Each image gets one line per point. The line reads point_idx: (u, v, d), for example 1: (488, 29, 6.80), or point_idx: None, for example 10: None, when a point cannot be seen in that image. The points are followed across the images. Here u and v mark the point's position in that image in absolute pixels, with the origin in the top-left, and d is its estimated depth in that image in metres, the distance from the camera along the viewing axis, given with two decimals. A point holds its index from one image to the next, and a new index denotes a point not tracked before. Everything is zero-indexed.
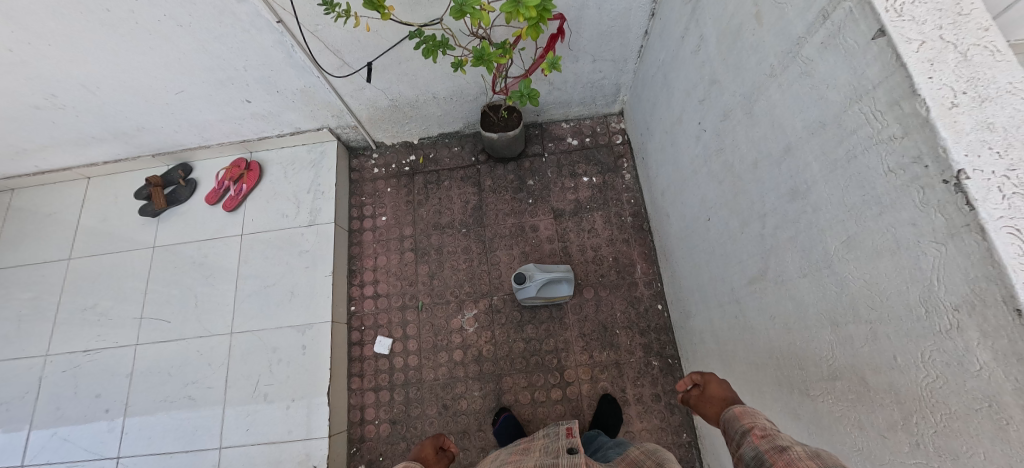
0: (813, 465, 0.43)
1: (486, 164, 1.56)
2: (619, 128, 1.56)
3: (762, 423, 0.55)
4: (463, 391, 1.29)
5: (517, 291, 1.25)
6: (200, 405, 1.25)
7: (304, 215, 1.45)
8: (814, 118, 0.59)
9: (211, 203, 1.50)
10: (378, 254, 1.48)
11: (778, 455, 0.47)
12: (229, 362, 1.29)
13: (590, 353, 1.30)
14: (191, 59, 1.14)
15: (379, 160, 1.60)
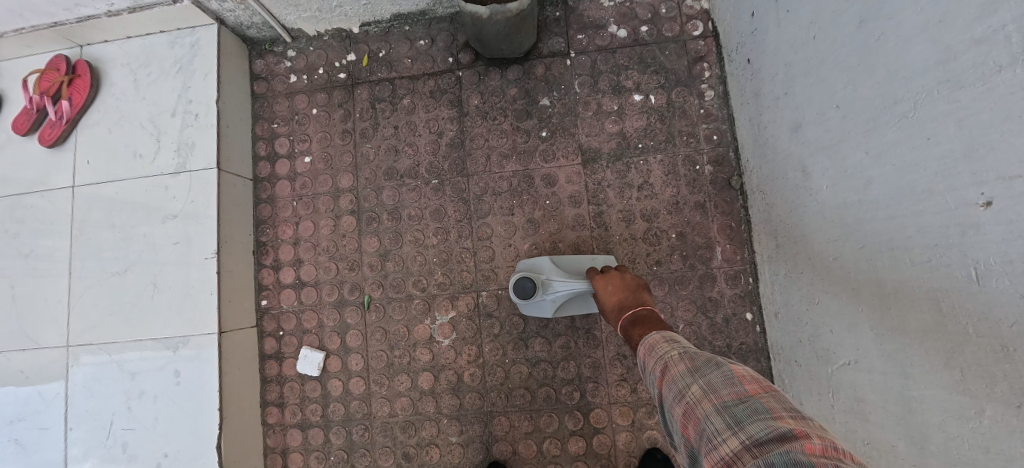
0: (704, 411, 0.35)
1: (471, 70, 0.94)
2: (698, 8, 0.91)
3: (650, 351, 0.48)
4: (434, 435, 0.85)
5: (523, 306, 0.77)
6: (31, 454, 0.83)
7: (169, 154, 0.88)
8: None
9: (22, 134, 0.92)
10: (300, 219, 0.93)
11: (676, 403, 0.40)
12: (67, 391, 0.83)
13: (633, 387, 0.82)
14: None
15: (298, 62, 0.98)
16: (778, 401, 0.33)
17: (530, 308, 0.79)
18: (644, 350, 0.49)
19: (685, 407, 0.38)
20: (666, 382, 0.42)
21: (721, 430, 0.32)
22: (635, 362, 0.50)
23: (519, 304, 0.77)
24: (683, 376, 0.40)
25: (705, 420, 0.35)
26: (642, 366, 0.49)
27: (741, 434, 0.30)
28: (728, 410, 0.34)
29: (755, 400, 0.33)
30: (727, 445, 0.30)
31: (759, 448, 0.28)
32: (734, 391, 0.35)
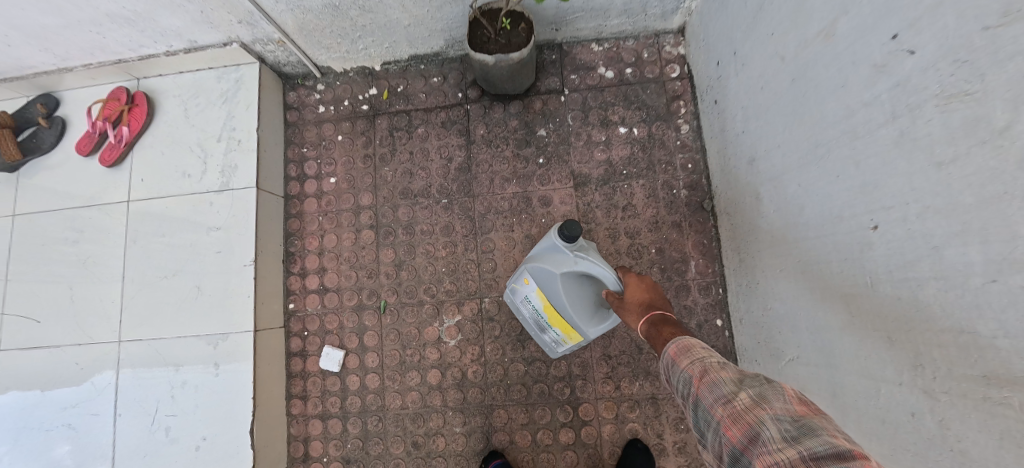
0: (756, 417, 0.36)
1: (477, 104, 1.07)
2: (675, 54, 1.05)
3: (691, 356, 0.49)
4: (440, 426, 0.95)
5: (553, 240, 0.77)
6: (83, 438, 0.93)
7: (213, 174, 1.00)
8: None
9: (84, 155, 1.05)
10: (325, 232, 1.05)
11: (721, 408, 0.40)
12: (117, 381, 0.94)
13: (617, 384, 0.93)
14: None
15: (326, 94, 1.12)
16: (833, 426, 0.34)
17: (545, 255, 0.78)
18: (682, 354, 0.50)
19: (732, 413, 0.39)
20: (709, 387, 0.43)
21: (776, 438, 0.33)
22: (668, 368, 0.51)
23: (550, 239, 0.78)
24: (733, 387, 0.42)
25: (758, 426, 0.35)
26: (674, 372, 0.51)
27: (798, 446, 0.31)
28: (783, 424, 0.34)
29: (811, 419, 0.34)
30: (784, 452, 0.31)
31: (813, 459, 0.29)
32: (789, 411, 0.36)
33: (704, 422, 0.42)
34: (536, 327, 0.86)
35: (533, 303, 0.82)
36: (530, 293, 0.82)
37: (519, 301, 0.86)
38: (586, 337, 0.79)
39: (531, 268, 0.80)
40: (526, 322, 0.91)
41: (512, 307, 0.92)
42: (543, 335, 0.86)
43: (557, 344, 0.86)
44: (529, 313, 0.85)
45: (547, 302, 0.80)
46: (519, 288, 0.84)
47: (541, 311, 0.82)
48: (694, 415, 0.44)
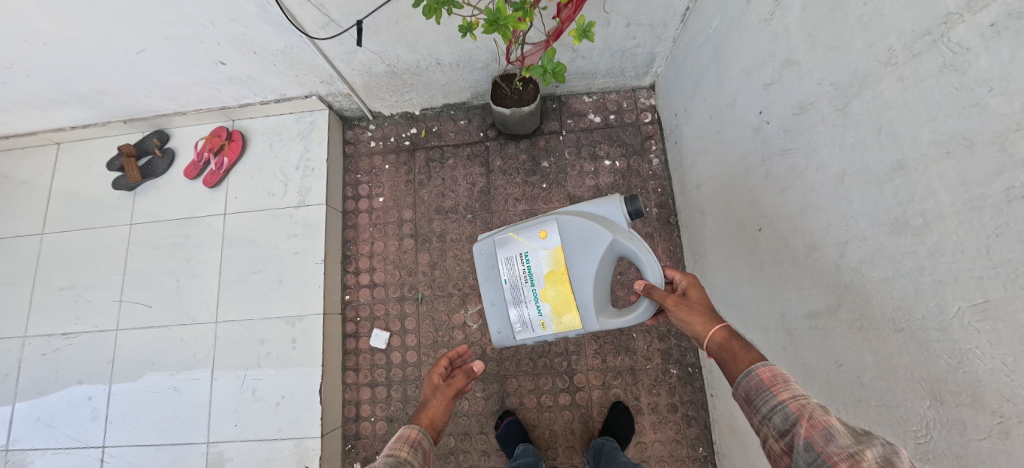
0: None
1: (495, 141, 1.38)
2: (648, 104, 1.37)
3: (795, 393, 0.48)
4: (465, 392, 1.21)
5: (613, 207, 0.74)
6: (185, 397, 1.19)
7: (292, 194, 1.31)
8: (954, 132, 0.42)
9: (189, 178, 1.35)
10: (374, 239, 1.34)
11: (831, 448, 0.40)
12: (214, 353, 1.21)
13: (604, 358, 1.20)
14: (145, 11, 0.93)
15: (376, 132, 1.43)
16: None
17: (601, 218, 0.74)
18: (780, 385, 0.50)
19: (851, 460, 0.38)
20: (824, 434, 0.42)
21: None
22: (762, 398, 0.51)
23: (607, 202, 0.74)
24: (851, 439, 0.41)
25: None
26: (769, 403, 0.50)
27: None
28: None
29: None
30: None
31: None
32: None
33: (809, 461, 0.42)
34: (511, 296, 0.77)
35: (540, 259, 0.74)
36: (542, 251, 0.75)
37: (512, 256, 0.77)
38: (572, 321, 0.74)
39: (564, 222, 0.74)
40: (494, 285, 0.80)
41: (491, 262, 0.80)
42: (512, 308, 0.77)
43: (521, 326, 0.76)
44: (514, 275, 0.76)
45: (557, 268, 0.74)
46: (528, 243, 0.75)
47: (542, 278, 0.74)
48: (796, 455, 0.44)
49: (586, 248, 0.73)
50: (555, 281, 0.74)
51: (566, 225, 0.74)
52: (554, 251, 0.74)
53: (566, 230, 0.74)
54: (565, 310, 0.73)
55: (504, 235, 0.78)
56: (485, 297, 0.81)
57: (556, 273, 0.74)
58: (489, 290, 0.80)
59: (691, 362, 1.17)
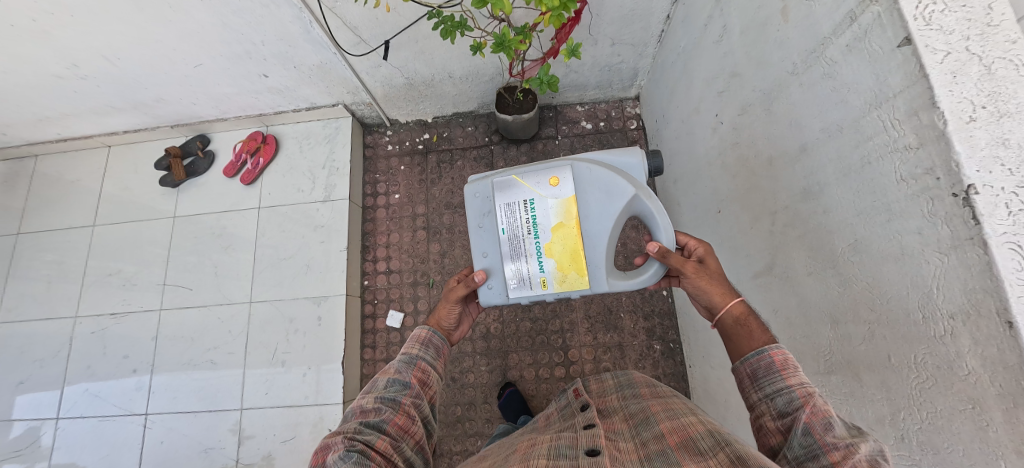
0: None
1: (499, 145, 1.56)
2: (634, 112, 1.55)
3: (799, 381, 0.54)
4: (470, 366, 1.36)
5: (632, 162, 0.79)
6: (222, 369, 1.35)
7: (320, 190, 1.48)
8: (833, 121, 0.59)
9: (228, 176, 1.53)
10: (390, 231, 1.50)
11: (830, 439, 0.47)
12: (248, 329, 1.37)
13: (594, 335, 1.35)
14: (210, 32, 1.11)
15: (393, 137, 1.60)
16: None
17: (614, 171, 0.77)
18: (790, 371, 0.55)
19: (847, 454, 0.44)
20: (824, 423, 0.49)
21: None
22: (767, 380, 0.57)
23: (624, 156, 0.79)
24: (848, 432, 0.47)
25: None
26: (773, 385, 0.56)
27: None
28: None
29: None
30: None
31: None
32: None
33: (807, 445, 0.48)
34: (510, 249, 0.79)
35: (548, 207, 0.77)
36: (549, 201, 0.77)
37: (515, 203, 0.79)
38: (574, 274, 0.76)
39: (575, 172, 0.77)
40: (491, 235, 0.81)
41: (492, 208, 0.81)
42: (510, 262, 0.78)
43: (516, 282, 0.78)
44: (516, 225, 0.78)
45: (561, 220, 0.77)
46: (535, 191, 0.78)
47: (544, 230, 0.77)
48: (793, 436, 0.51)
49: (593, 202, 0.77)
50: (558, 235, 0.77)
51: (577, 177, 0.77)
52: (560, 202, 0.77)
53: (576, 182, 0.77)
54: (564, 266, 0.76)
55: (509, 180, 0.79)
56: (478, 247, 0.82)
57: (560, 226, 0.77)
58: (484, 240, 0.82)
59: (672, 338, 1.32)
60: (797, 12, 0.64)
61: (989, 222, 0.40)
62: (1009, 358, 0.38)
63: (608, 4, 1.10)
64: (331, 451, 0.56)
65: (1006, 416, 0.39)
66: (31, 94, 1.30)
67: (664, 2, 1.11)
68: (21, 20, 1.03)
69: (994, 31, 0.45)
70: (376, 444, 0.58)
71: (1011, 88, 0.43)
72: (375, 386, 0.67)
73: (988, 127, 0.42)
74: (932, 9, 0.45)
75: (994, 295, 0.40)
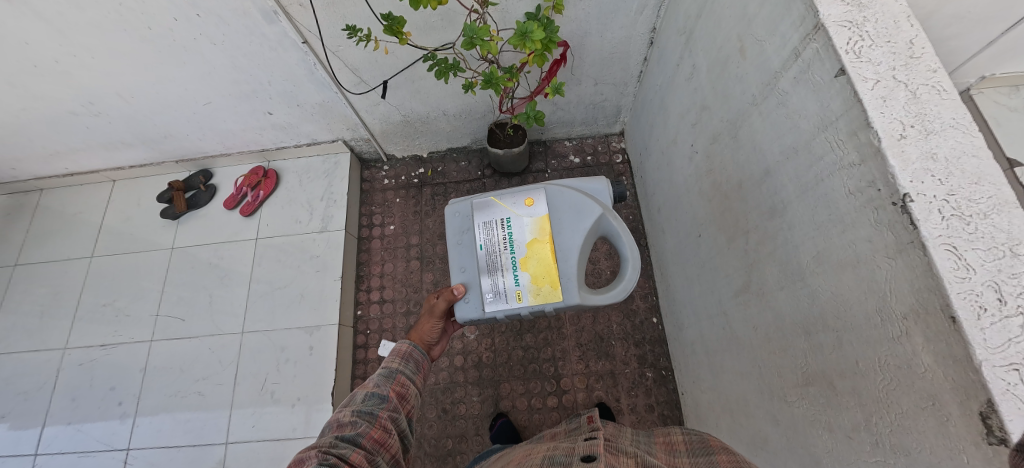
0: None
1: (491, 178, 1.62)
2: (619, 147, 1.63)
3: None
4: (462, 396, 1.33)
5: (598, 189, 0.85)
6: (210, 401, 1.33)
7: (317, 222, 1.53)
8: (789, 144, 0.64)
9: (228, 209, 1.57)
10: (385, 261, 1.52)
11: None
12: (239, 359, 1.37)
13: (586, 363, 1.34)
14: (220, 73, 1.19)
15: (390, 172, 1.66)
16: None
17: (583, 193, 0.84)
18: None
19: None
20: None
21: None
22: None
23: (591, 183, 0.85)
24: None
25: None
26: None
27: None
28: None
29: None
30: None
31: None
32: None
33: None
34: (487, 264, 0.82)
35: (522, 226, 0.82)
36: (524, 219, 0.83)
37: (492, 221, 0.84)
38: (545, 289, 0.79)
39: (548, 194, 0.84)
40: (470, 251, 0.85)
41: (471, 226, 0.86)
42: (486, 276, 0.82)
43: (492, 296, 0.81)
44: (493, 241, 0.83)
45: (534, 236, 0.82)
46: (511, 210, 0.83)
47: (520, 245, 0.82)
48: None
49: (565, 221, 0.82)
50: (532, 250, 0.81)
51: (550, 198, 0.84)
52: (535, 220, 0.82)
53: (550, 202, 0.83)
54: (538, 279, 0.80)
55: (487, 200, 0.85)
56: (457, 263, 0.86)
57: (534, 241, 0.81)
58: (463, 256, 0.86)
59: (664, 366, 1.32)
60: (752, 50, 0.71)
61: (924, 225, 0.42)
62: (955, 351, 0.39)
63: (588, 47, 1.20)
64: (305, 464, 0.54)
65: (961, 410, 0.39)
66: (46, 131, 1.37)
67: (640, 45, 1.22)
68: (45, 61, 1.11)
69: (917, 63, 0.49)
70: (350, 458, 0.57)
71: (936, 111, 0.47)
72: (353, 401, 0.69)
73: (918, 143, 0.44)
74: (860, 45, 0.51)
75: (937, 293, 0.41)
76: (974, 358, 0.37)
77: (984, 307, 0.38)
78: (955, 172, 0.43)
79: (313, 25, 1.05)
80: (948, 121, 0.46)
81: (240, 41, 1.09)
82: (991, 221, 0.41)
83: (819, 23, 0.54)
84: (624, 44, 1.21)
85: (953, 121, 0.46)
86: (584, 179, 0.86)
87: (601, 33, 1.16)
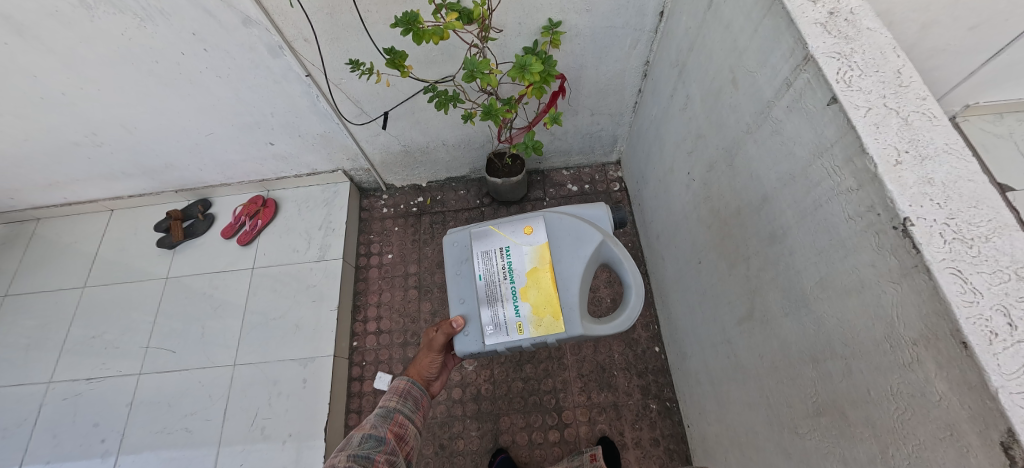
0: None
1: (489, 206, 1.63)
2: (616, 176, 1.65)
3: None
4: (460, 431, 1.28)
5: (597, 216, 0.86)
6: (197, 438, 1.28)
7: (315, 250, 1.52)
8: (785, 171, 0.64)
9: (226, 238, 1.57)
10: (382, 290, 1.50)
11: None
12: (230, 393, 1.32)
13: (588, 394, 1.30)
14: (224, 105, 1.22)
15: (389, 201, 1.67)
16: None
17: (583, 220, 0.84)
18: None
19: None
20: None
21: None
22: None
23: (591, 211, 0.86)
24: None
25: None
26: None
27: None
28: None
29: None
30: None
31: None
32: None
33: None
34: (486, 295, 0.81)
35: (523, 254, 0.82)
36: (523, 247, 0.82)
37: (491, 251, 0.83)
38: (547, 319, 0.78)
39: (547, 222, 0.84)
40: (468, 282, 0.84)
41: (469, 256, 0.86)
42: (485, 307, 0.80)
43: (491, 328, 0.79)
44: (492, 271, 0.82)
45: (534, 265, 0.81)
46: (510, 238, 0.83)
47: (519, 275, 0.81)
48: None
49: (564, 249, 0.82)
50: (532, 279, 0.80)
51: (549, 225, 0.84)
52: (534, 248, 0.82)
53: (548, 230, 0.83)
54: (539, 309, 0.78)
55: (486, 229, 0.85)
56: (456, 294, 0.85)
57: (534, 270, 0.81)
58: (461, 287, 0.85)
59: (668, 397, 1.28)
60: (744, 81, 0.73)
61: (928, 249, 0.41)
62: (970, 377, 0.38)
63: (584, 79, 1.24)
64: None
65: (981, 440, 0.37)
66: (47, 161, 1.38)
67: (634, 77, 1.26)
68: (52, 93, 1.13)
69: (906, 91, 0.51)
70: None
71: (929, 136, 0.48)
72: (349, 445, 0.65)
73: (914, 169, 0.45)
74: (849, 75, 0.53)
75: (946, 318, 0.40)
76: (990, 384, 0.36)
77: (995, 332, 0.37)
78: (953, 196, 0.44)
79: (316, 59, 1.08)
80: (941, 146, 0.47)
81: (245, 74, 1.12)
82: (993, 243, 0.41)
83: (809, 55, 0.56)
84: (618, 77, 1.25)
85: (946, 147, 0.47)
86: (583, 205, 0.86)
87: (596, 66, 1.20)
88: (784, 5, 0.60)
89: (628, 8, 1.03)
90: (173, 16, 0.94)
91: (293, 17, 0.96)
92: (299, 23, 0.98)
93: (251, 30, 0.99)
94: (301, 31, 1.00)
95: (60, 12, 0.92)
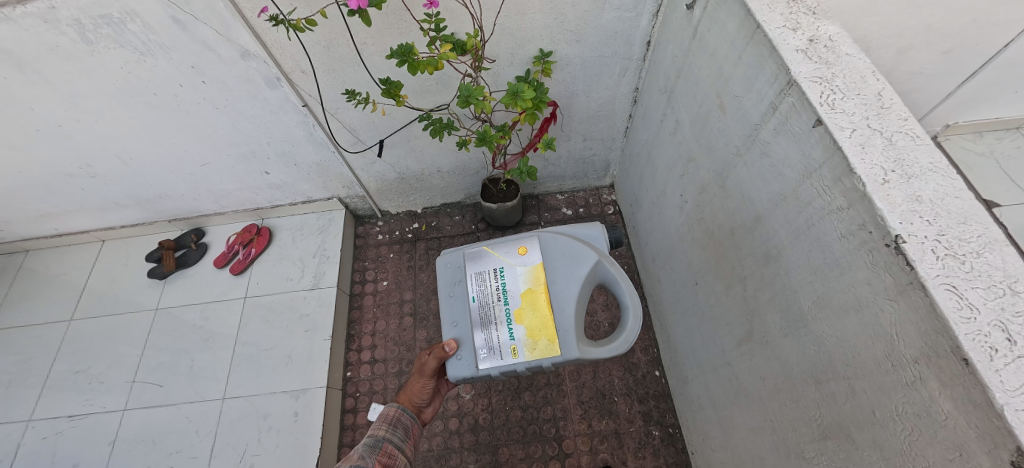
0: None
1: (485, 231, 1.63)
2: (610, 199, 1.67)
3: None
4: (458, 463, 1.23)
5: (591, 237, 0.86)
6: None
7: (308, 278, 1.50)
8: (776, 191, 0.65)
9: (219, 267, 1.55)
10: (377, 319, 1.47)
11: None
12: (218, 428, 1.27)
13: (589, 422, 1.26)
14: (221, 135, 1.23)
15: (384, 227, 1.67)
16: None
17: (577, 240, 0.84)
18: None
19: None
20: None
21: None
22: None
23: (585, 231, 0.86)
24: None
25: None
26: None
27: None
28: None
29: None
30: None
31: None
32: None
33: None
34: (479, 317, 0.80)
35: (518, 275, 0.82)
36: (518, 268, 0.82)
37: (485, 272, 0.83)
38: (545, 341, 0.76)
39: (541, 242, 0.83)
40: (462, 304, 0.83)
41: (462, 277, 0.85)
42: (479, 330, 0.79)
43: (485, 352, 0.78)
44: (486, 292, 0.81)
45: (529, 286, 0.80)
46: (504, 260, 0.83)
47: (514, 296, 0.80)
48: None
49: (559, 269, 0.82)
50: (527, 301, 0.79)
51: (543, 246, 0.83)
52: (529, 269, 0.82)
53: (543, 250, 0.83)
54: (534, 332, 0.77)
55: (480, 250, 0.85)
56: (448, 317, 0.83)
57: (529, 292, 0.80)
58: (455, 309, 0.83)
59: (670, 423, 1.24)
60: (731, 105, 0.75)
61: (922, 265, 0.41)
62: (974, 395, 0.37)
63: (576, 106, 1.28)
64: None
65: (991, 461, 0.36)
66: (40, 192, 1.38)
67: (624, 103, 1.30)
68: (48, 126, 1.14)
69: (888, 112, 0.53)
70: None
71: (913, 155, 0.49)
72: None
73: (901, 187, 0.46)
74: (832, 98, 0.54)
75: (945, 335, 0.39)
76: (995, 401, 0.35)
77: (995, 348, 0.37)
78: (941, 212, 0.45)
79: (313, 90, 1.10)
80: (925, 164, 0.48)
81: (243, 105, 1.14)
82: (984, 259, 0.41)
83: (793, 79, 0.58)
84: (609, 103, 1.29)
85: (931, 166, 0.48)
86: (577, 225, 0.86)
87: (587, 93, 1.24)
88: (765, 34, 0.62)
89: (615, 38, 1.07)
90: (172, 50, 0.97)
91: (291, 50, 0.99)
92: (297, 56, 1.01)
93: (249, 63, 1.02)
94: (298, 63, 1.03)
95: (61, 47, 0.94)
